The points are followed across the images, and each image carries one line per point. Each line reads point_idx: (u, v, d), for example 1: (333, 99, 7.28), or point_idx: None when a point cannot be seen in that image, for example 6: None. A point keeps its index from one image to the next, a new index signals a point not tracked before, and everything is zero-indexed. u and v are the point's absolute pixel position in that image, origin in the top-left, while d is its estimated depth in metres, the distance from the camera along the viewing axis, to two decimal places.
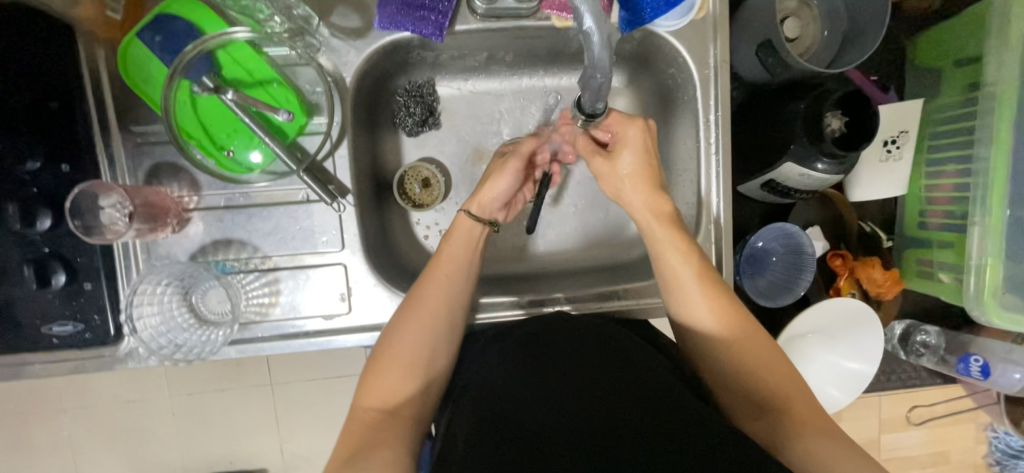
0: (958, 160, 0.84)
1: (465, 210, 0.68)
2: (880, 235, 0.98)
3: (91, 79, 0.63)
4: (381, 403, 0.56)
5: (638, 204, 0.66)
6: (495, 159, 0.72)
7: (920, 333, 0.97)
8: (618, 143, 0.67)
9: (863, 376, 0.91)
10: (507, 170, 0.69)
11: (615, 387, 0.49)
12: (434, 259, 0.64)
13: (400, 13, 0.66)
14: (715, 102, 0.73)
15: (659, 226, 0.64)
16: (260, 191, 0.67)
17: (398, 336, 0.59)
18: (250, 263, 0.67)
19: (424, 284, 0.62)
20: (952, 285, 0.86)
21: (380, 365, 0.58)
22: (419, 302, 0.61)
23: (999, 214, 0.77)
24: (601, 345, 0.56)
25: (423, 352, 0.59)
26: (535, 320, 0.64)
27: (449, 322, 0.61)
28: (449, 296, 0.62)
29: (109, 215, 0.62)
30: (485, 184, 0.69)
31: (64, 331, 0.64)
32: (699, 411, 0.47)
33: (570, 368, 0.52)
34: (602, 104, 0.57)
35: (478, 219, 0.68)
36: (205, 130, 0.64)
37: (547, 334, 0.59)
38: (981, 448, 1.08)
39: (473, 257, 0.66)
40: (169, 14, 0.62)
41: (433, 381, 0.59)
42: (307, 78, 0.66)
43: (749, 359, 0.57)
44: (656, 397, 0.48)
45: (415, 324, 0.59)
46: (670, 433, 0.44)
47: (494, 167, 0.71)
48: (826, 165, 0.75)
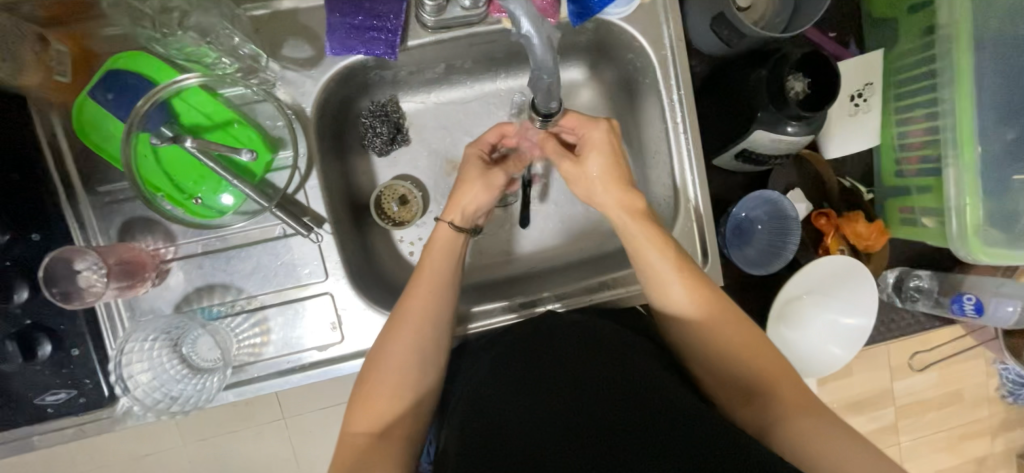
0: (924, 104, 0.85)
1: (448, 222, 0.67)
2: (861, 189, 0.97)
3: (50, 146, 0.62)
4: (369, 428, 0.56)
5: (610, 204, 0.65)
6: (476, 165, 0.69)
7: (913, 278, 0.97)
8: (585, 146, 0.67)
9: (863, 331, 0.90)
10: (492, 186, 0.69)
11: (605, 388, 0.49)
12: (414, 279, 0.63)
13: (351, 37, 0.66)
14: (677, 81, 0.73)
15: (634, 223, 0.64)
16: (235, 233, 0.66)
17: (383, 362, 0.58)
18: (236, 305, 0.67)
19: (404, 308, 0.61)
20: (936, 229, 0.87)
21: (366, 392, 0.58)
22: (400, 326, 0.60)
23: (971, 154, 0.78)
24: (588, 344, 0.56)
25: (409, 375, 0.58)
26: (521, 327, 0.64)
27: (434, 344, 0.61)
28: (431, 316, 0.61)
29: (87, 278, 0.61)
30: (468, 196, 0.68)
31: (57, 400, 0.63)
32: (682, 401, 0.48)
33: (555, 372, 0.52)
34: (555, 103, 0.57)
35: (458, 228, 0.67)
36: (171, 180, 0.64)
37: (532, 341, 0.59)
38: (991, 382, 1.09)
39: (454, 269, 0.65)
40: (119, 69, 0.62)
41: (424, 399, 0.59)
42: (267, 114, 0.66)
43: (734, 345, 0.58)
44: (647, 394, 0.49)
45: (400, 348, 0.59)
46: (664, 433, 0.44)
47: (476, 175, 0.69)
48: (795, 128, 0.75)
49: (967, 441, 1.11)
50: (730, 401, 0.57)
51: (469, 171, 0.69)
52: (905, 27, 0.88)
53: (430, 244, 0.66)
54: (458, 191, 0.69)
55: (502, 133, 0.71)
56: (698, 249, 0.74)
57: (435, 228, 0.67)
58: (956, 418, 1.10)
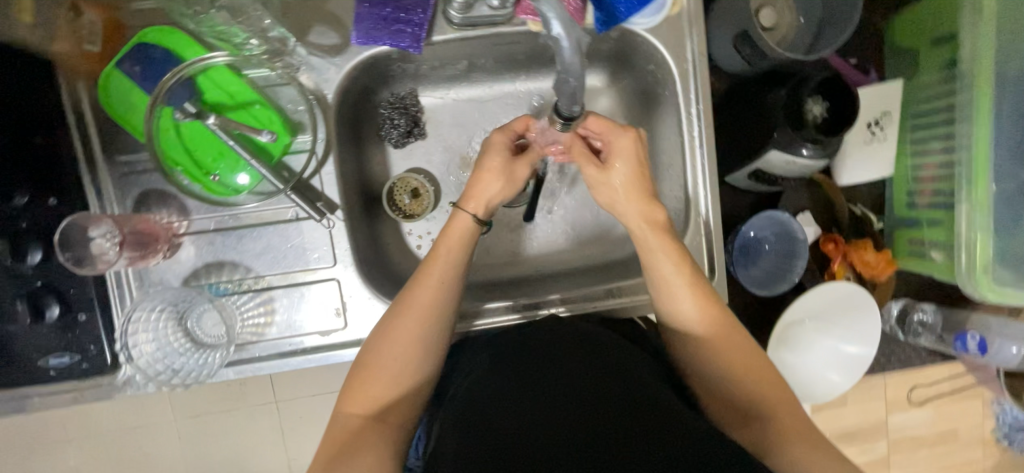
0: (941, 137, 0.85)
1: (469, 213, 0.65)
2: (871, 217, 0.97)
3: (74, 112, 0.63)
4: (365, 411, 0.57)
5: (630, 214, 0.65)
6: (501, 158, 0.66)
7: (917, 312, 0.97)
8: (611, 154, 0.66)
9: (864, 359, 0.90)
10: (515, 178, 0.67)
11: (604, 395, 0.50)
12: (424, 268, 0.62)
13: (378, 28, 0.67)
14: (696, 96, 0.73)
15: (653, 234, 0.63)
16: (248, 212, 0.67)
17: (385, 349, 0.59)
18: (243, 284, 0.68)
19: (410, 297, 0.61)
20: (944, 263, 0.86)
21: (365, 377, 0.58)
22: (406, 314, 0.60)
23: (985, 191, 0.78)
24: (592, 354, 0.57)
25: (409, 364, 0.59)
26: (525, 330, 0.65)
27: (435, 337, 0.61)
28: (438, 308, 0.61)
29: (100, 244, 0.62)
30: (491, 189, 0.66)
31: (61, 363, 0.64)
32: (676, 411, 0.49)
33: (558, 375, 0.53)
34: (578, 107, 0.56)
35: (477, 220, 0.65)
36: (190, 155, 0.65)
37: (536, 344, 0.60)
38: (987, 423, 1.08)
39: (466, 260, 0.64)
40: (146, 42, 0.62)
41: (421, 389, 0.60)
42: (289, 97, 0.66)
43: (737, 365, 0.58)
44: (646, 404, 0.49)
45: (404, 337, 0.59)
46: (661, 441, 0.44)
47: (500, 169, 0.66)
48: (811, 151, 0.76)
49: None
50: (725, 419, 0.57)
51: (493, 164, 0.66)
52: (927, 59, 0.88)
53: (444, 232, 0.65)
54: (479, 180, 0.66)
55: (529, 124, 0.69)
56: (705, 265, 0.75)
57: (454, 218, 0.65)
58: (949, 457, 1.09)
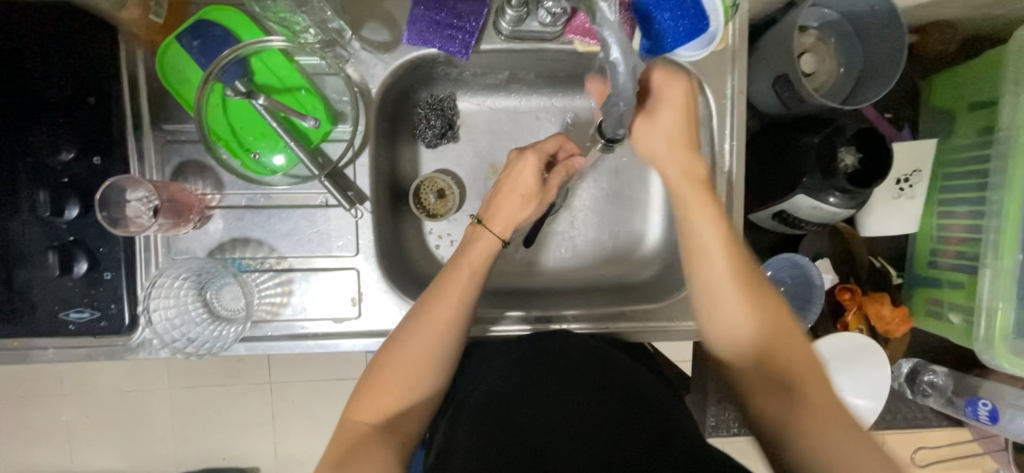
0: (971, 201, 0.85)
1: (496, 237, 0.66)
2: (890, 271, 0.97)
3: (129, 74, 0.65)
4: (373, 419, 0.57)
5: (672, 165, 0.64)
6: (532, 185, 0.69)
7: (929, 373, 0.96)
8: (658, 101, 0.65)
9: (869, 413, 0.89)
10: (542, 202, 0.71)
11: (621, 420, 0.52)
12: (444, 279, 0.62)
13: (429, 30, 0.68)
14: (731, 131, 0.74)
15: (690, 186, 0.63)
16: (280, 194, 0.69)
17: (398, 359, 0.58)
18: (265, 263, 0.69)
19: (428, 312, 0.60)
20: (961, 327, 0.86)
21: (375, 384, 0.58)
22: (420, 331, 0.59)
23: (1011, 262, 0.77)
24: (606, 376, 0.58)
25: (420, 376, 0.59)
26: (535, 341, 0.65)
27: (449, 349, 0.60)
28: (455, 323, 0.61)
29: (135, 208, 0.63)
30: (520, 214, 0.69)
31: (80, 318, 0.65)
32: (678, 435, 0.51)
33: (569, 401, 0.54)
34: (623, 129, 0.61)
35: (502, 242, 0.67)
36: (233, 132, 0.66)
37: (547, 363, 0.60)
38: None
39: (484, 277, 0.64)
40: (208, 20, 0.65)
41: (430, 399, 0.60)
42: (334, 87, 0.68)
43: (766, 333, 0.58)
44: (662, 430, 0.51)
45: (418, 347, 0.59)
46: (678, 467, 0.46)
47: (530, 195, 0.69)
48: (838, 198, 0.77)
49: None
50: (757, 390, 0.56)
51: (524, 190, 0.69)
52: (964, 122, 0.87)
53: (468, 247, 0.66)
54: (507, 202, 0.69)
55: (562, 145, 0.73)
56: None
57: (478, 238, 0.66)
58: None
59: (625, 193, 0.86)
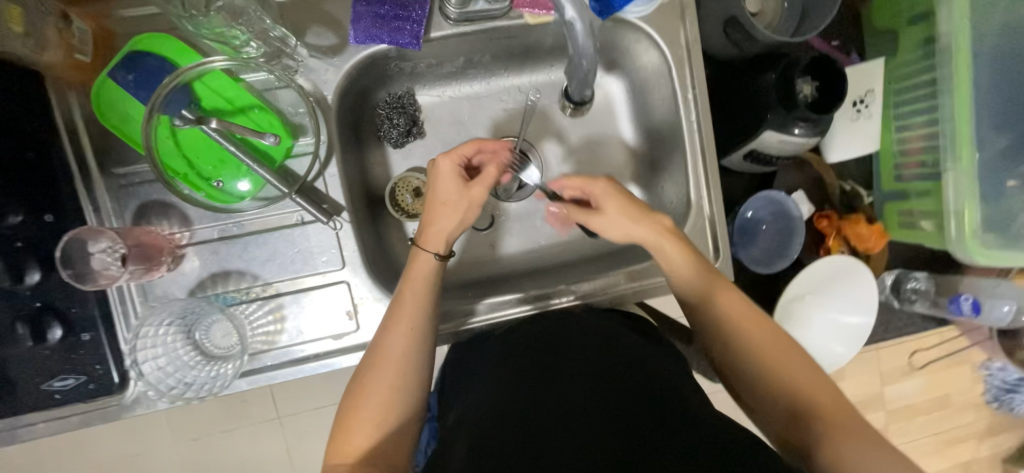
0: (924, 111, 0.89)
1: (431, 252, 0.63)
2: (862, 192, 1.00)
3: (67, 125, 0.61)
4: (351, 457, 0.55)
5: (610, 208, 0.66)
6: (453, 189, 0.64)
7: (911, 280, 1.00)
8: (596, 200, 0.67)
9: (862, 330, 0.95)
10: (473, 202, 0.65)
11: (627, 402, 0.53)
12: (395, 304, 0.61)
13: (375, 26, 0.66)
14: (692, 82, 0.76)
15: (619, 201, 0.66)
16: (252, 219, 0.66)
17: (367, 390, 0.58)
18: (251, 293, 0.66)
19: (379, 355, 0.59)
20: (934, 231, 0.90)
21: (346, 426, 0.57)
22: (377, 377, 0.58)
23: (969, 160, 0.83)
24: (598, 365, 0.58)
25: (389, 410, 0.57)
26: (525, 336, 0.66)
27: (418, 377, 0.60)
28: (410, 360, 0.59)
29: (101, 260, 0.60)
30: (448, 223, 0.64)
31: (66, 386, 0.62)
32: (680, 415, 0.51)
33: (561, 392, 0.55)
34: (588, 88, 0.67)
35: (439, 256, 0.63)
36: (189, 164, 0.63)
37: (529, 366, 0.60)
38: (975, 388, 1.19)
39: (435, 299, 0.63)
40: (140, 50, 0.61)
41: (408, 424, 0.59)
42: (288, 100, 0.66)
43: (765, 352, 0.57)
44: (671, 405, 0.53)
45: (382, 377, 0.58)
46: (695, 432, 0.49)
47: (454, 201, 0.64)
48: (803, 129, 0.78)
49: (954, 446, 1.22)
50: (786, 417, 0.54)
51: (444, 198, 0.64)
52: (904, 37, 0.91)
53: (407, 272, 0.63)
54: (437, 213, 0.64)
55: (478, 145, 0.67)
56: (710, 246, 0.77)
57: (413, 257, 0.64)
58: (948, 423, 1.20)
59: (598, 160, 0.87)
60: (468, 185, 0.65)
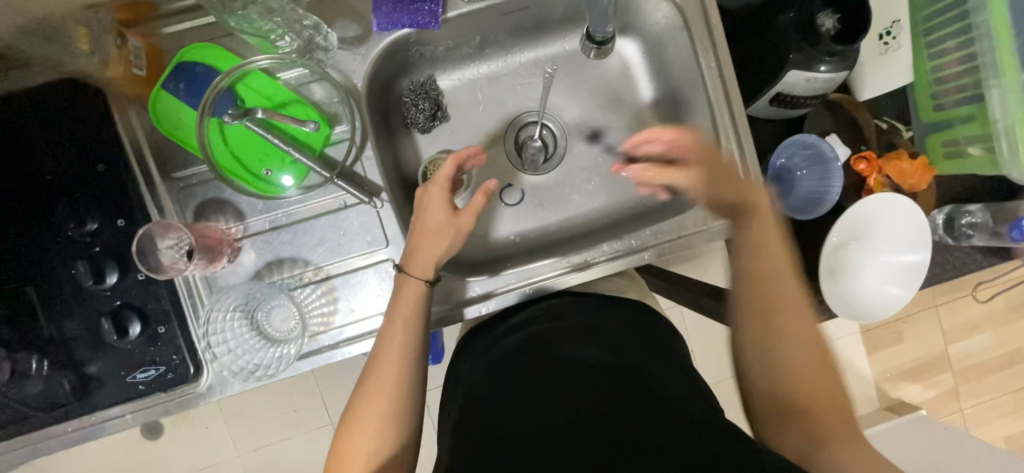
0: (956, 34, 0.85)
1: (420, 279, 0.66)
2: (898, 127, 0.98)
3: (128, 135, 0.66)
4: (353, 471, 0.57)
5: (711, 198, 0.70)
6: (443, 218, 0.67)
7: (964, 215, 0.96)
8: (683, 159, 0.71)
9: (919, 266, 0.91)
10: (460, 230, 0.68)
11: (607, 394, 0.54)
12: (388, 322, 0.64)
13: (396, 11, 0.70)
14: (708, 28, 0.76)
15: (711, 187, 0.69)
16: (300, 207, 0.70)
17: (365, 409, 0.60)
18: (304, 277, 0.70)
19: (372, 382, 0.61)
20: (984, 156, 0.87)
21: (343, 459, 0.58)
22: (372, 403, 0.60)
23: (1015, 75, 0.79)
24: (576, 361, 0.60)
25: (383, 437, 0.59)
26: (522, 345, 0.67)
27: (412, 397, 0.62)
28: (405, 378, 0.62)
29: (170, 255, 0.66)
30: (433, 250, 0.66)
31: (147, 377, 0.67)
32: (670, 415, 0.51)
33: (555, 392, 0.56)
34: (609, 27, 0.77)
35: (428, 282, 0.66)
36: (239, 161, 0.68)
37: (514, 372, 0.62)
38: (993, 323, 1.31)
39: (425, 319, 0.66)
40: (188, 61, 0.66)
41: (398, 452, 0.59)
42: (322, 92, 0.70)
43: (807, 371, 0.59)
44: (664, 401, 0.54)
45: (380, 393, 0.60)
46: (676, 421, 0.50)
47: (442, 230, 0.67)
48: (828, 65, 0.78)
49: (979, 376, 1.33)
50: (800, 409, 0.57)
51: (432, 225, 0.67)
52: None
53: (396, 298, 0.66)
54: (427, 238, 0.67)
55: (457, 162, 0.69)
56: None
57: (400, 281, 0.66)
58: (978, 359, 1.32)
59: (617, 126, 0.88)
60: (457, 212, 0.68)
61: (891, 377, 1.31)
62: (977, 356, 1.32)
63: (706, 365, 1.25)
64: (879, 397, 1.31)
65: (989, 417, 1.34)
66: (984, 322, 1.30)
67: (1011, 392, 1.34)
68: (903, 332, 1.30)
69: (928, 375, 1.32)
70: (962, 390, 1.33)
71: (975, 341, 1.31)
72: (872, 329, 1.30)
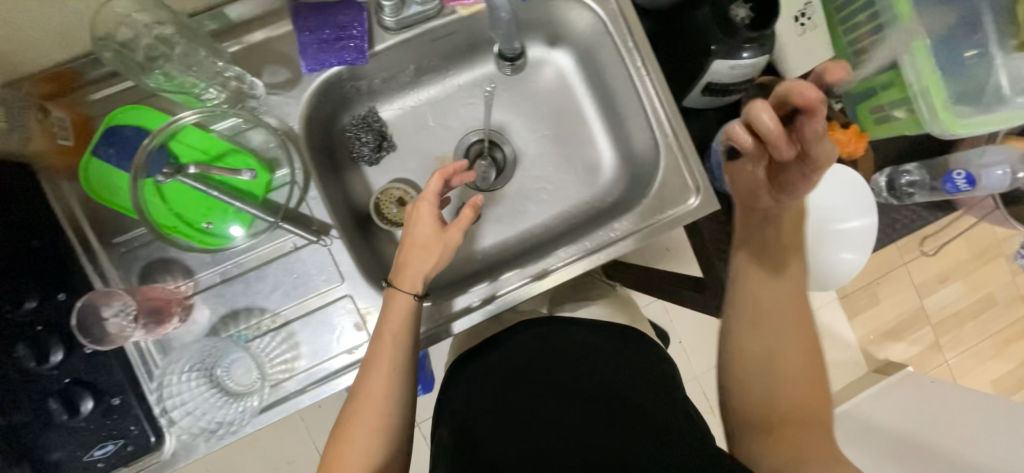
0: (864, 8, 0.91)
1: (408, 292, 0.65)
2: (828, 101, 1.02)
3: (62, 206, 0.65)
4: None
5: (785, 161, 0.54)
6: (432, 231, 0.66)
7: (903, 175, 0.99)
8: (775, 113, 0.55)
9: (868, 230, 0.95)
10: (450, 244, 0.66)
11: (598, 418, 0.58)
12: (376, 340, 0.63)
13: (322, 51, 0.70)
14: (629, 31, 0.78)
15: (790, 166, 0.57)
16: (249, 256, 0.69)
17: (351, 431, 0.58)
18: (262, 326, 0.69)
19: (360, 398, 0.60)
20: (909, 118, 0.91)
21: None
22: (359, 419, 0.58)
23: (919, 42, 0.83)
24: (564, 386, 0.64)
25: (373, 447, 0.58)
26: (511, 363, 0.70)
27: (399, 414, 0.60)
28: (394, 398, 0.60)
29: (116, 324, 0.63)
30: (420, 265, 0.65)
31: (106, 452, 0.65)
32: (656, 429, 0.56)
33: (546, 412, 0.61)
34: (516, 43, 0.80)
35: (417, 295, 0.65)
36: (179, 217, 0.67)
37: (504, 392, 0.66)
38: (960, 272, 1.35)
39: (414, 337, 0.65)
40: (116, 124, 0.66)
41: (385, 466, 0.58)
42: (259, 139, 0.70)
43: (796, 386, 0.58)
44: (650, 423, 0.56)
45: (367, 411, 0.59)
46: (660, 439, 0.54)
47: (431, 244, 0.66)
48: (750, 51, 0.80)
49: (956, 326, 1.37)
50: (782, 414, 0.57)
51: (420, 238, 0.66)
52: None
53: (385, 314, 0.65)
54: (413, 254, 0.66)
55: (445, 177, 0.67)
56: (691, 181, 0.77)
57: (390, 295, 0.65)
58: (950, 310, 1.36)
59: (561, 134, 0.90)
60: (446, 227, 0.66)
61: (873, 339, 1.34)
62: (951, 307, 1.36)
63: (693, 354, 1.26)
64: (865, 360, 1.34)
65: (972, 364, 1.38)
66: (952, 273, 1.35)
67: (990, 337, 1.38)
68: (880, 293, 1.33)
69: (909, 332, 1.35)
70: (943, 342, 1.37)
71: (947, 292, 1.36)
72: (847, 295, 1.33)
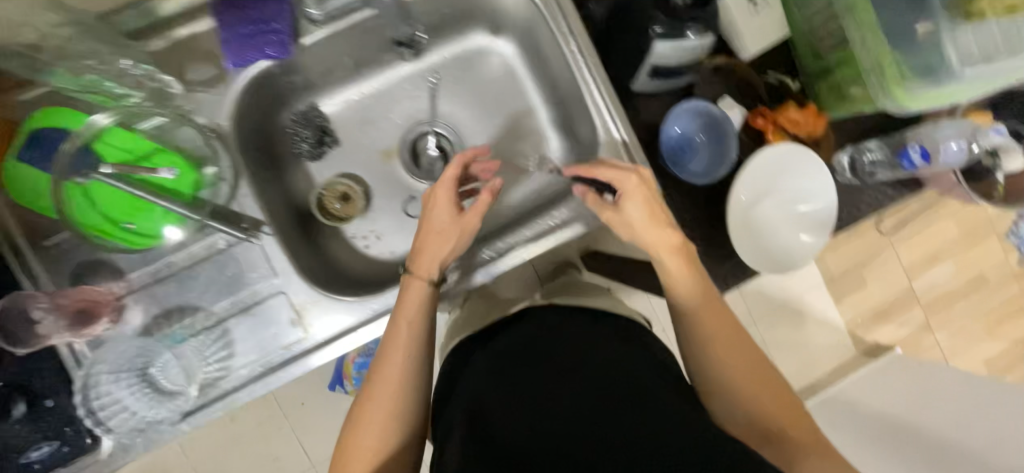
0: None
1: (424, 278, 0.65)
2: (788, 82, 1.00)
3: None
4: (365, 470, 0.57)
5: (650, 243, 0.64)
6: (452, 215, 0.67)
7: (864, 153, 0.97)
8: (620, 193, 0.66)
9: (825, 214, 0.92)
10: (468, 230, 0.67)
11: (609, 397, 0.53)
12: (393, 320, 0.63)
13: (245, 47, 0.69)
14: (562, 14, 0.76)
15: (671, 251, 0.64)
16: (179, 254, 0.69)
17: (367, 415, 0.59)
18: (196, 325, 0.68)
19: (376, 381, 0.60)
20: (864, 96, 0.87)
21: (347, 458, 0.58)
22: (373, 402, 0.59)
23: (867, 15, 0.80)
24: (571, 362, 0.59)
25: (390, 433, 0.59)
26: (525, 333, 0.66)
27: (411, 398, 0.61)
28: (408, 379, 0.61)
29: (44, 326, 0.63)
30: (439, 248, 0.66)
31: (43, 454, 0.65)
32: (670, 408, 0.51)
33: (558, 388, 0.56)
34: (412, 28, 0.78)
35: (432, 281, 0.65)
36: (106, 218, 0.67)
37: (515, 367, 0.61)
38: (951, 252, 1.31)
39: (428, 322, 0.64)
40: (37, 126, 0.65)
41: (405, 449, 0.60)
42: (187, 137, 0.70)
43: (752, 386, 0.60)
44: (659, 402, 0.52)
45: (383, 394, 0.60)
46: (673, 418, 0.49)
47: (450, 229, 0.66)
48: (694, 31, 0.80)
49: (948, 306, 1.34)
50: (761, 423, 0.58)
51: (438, 221, 0.67)
52: None
53: (402, 300, 0.64)
54: (430, 240, 0.66)
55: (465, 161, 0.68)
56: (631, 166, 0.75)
57: (406, 280, 0.65)
58: (940, 290, 1.33)
59: (507, 123, 0.89)
60: (465, 212, 0.67)
61: (863, 323, 1.30)
62: (941, 287, 1.33)
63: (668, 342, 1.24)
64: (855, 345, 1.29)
65: (964, 345, 1.35)
66: (942, 253, 1.31)
67: (982, 317, 1.35)
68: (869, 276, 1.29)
69: (898, 313, 1.31)
70: (934, 323, 1.34)
71: (938, 272, 1.32)
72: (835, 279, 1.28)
